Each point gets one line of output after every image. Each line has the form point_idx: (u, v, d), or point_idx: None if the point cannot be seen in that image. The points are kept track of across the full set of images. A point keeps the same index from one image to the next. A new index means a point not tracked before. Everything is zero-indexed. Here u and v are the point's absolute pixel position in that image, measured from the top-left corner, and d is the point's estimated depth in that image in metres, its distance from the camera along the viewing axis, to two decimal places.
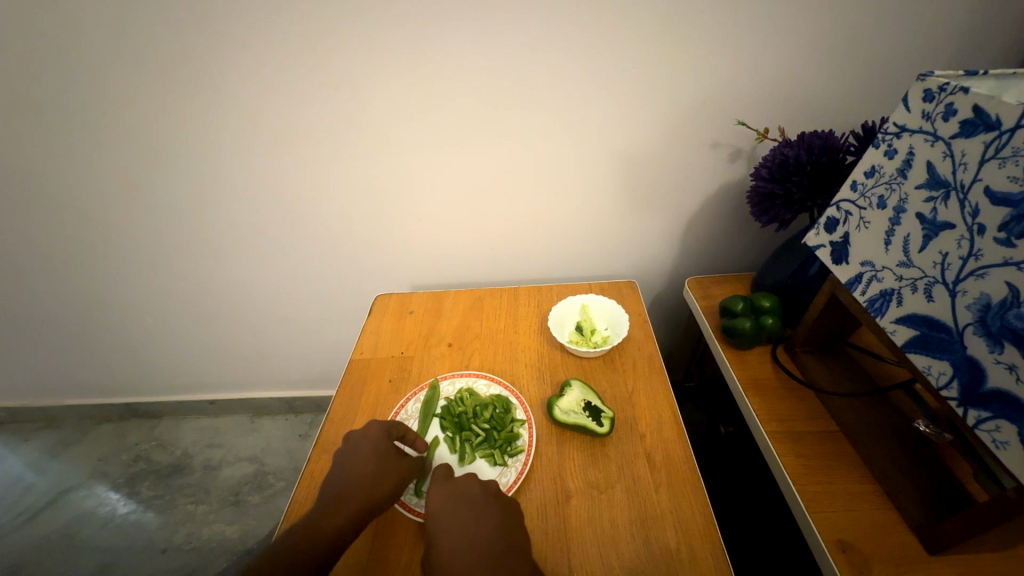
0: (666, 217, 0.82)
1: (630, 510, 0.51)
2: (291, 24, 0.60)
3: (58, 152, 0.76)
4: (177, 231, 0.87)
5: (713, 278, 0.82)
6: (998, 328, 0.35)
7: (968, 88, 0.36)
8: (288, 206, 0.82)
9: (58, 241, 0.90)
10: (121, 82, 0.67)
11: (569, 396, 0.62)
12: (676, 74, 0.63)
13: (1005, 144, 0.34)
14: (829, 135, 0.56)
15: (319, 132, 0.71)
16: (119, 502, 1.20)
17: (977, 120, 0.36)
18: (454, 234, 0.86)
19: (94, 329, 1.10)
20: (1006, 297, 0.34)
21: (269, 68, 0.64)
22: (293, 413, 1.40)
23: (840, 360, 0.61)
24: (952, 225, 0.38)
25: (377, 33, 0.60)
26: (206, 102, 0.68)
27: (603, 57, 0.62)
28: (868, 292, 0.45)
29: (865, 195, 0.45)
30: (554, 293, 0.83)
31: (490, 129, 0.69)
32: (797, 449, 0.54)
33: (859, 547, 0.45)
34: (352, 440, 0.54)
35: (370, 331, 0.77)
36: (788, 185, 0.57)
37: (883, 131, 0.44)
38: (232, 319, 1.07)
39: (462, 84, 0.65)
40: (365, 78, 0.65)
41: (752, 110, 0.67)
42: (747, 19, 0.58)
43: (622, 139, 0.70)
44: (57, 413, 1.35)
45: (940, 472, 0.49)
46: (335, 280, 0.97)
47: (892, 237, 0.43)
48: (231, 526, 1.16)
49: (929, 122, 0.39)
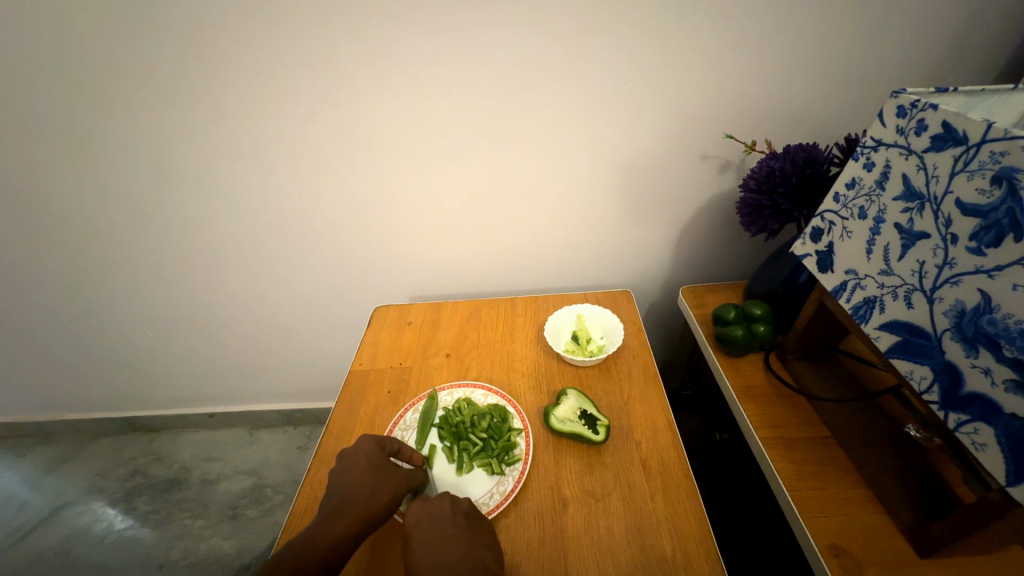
0: (659, 227, 0.83)
1: (626, 516, 0.52)
2: (293, 45, 0.62)
3: (63, 170, 0.78)
4: (179, 245, 0.89)
5: (707, 287, 0.84)
6: (973, 334, 0.36)
7: (937, 105, 0.38)
8: (289, 219, 0.84)
9: (60, 256, 0.91)
10: (126, 102, 0.69)
11: (565, 405, 0.63)
12: (665, 90, 0.66)
13: (973, 158, 0.35)
14: (813, 147, 0.58)
15: (320, 148, 0.73)
16: (116, 518, 1.20)
17: (947, 135, 0.37)
18: (451, 246, 0.87)
19: (93, 343, 1.10)
20: (979, 303, 0.35)
21: (270, 86, 0.66)
22: (292, 426, 1.40)
23: (831, 366, 0.62)
24: (928, 235, 0.39)
25: (375, 52, 0.63)
26: (210, 121, 0.70)
27: (593, 75, 0.64)
28: (852, 300, 0.46)
29: (847, 206, 0.47)
30: (550, 303, 0.85)
31: (486, 144, 0.72)
32: (790, 455, 0.55)
33: (851, 551, 0.46)
34: (347, 456, 0.55)
35: (368, 343, 0.78)
36: (775, 197, 0.59)
37: (861, 145, 0.46)
38: (232, 331, 1.08)
39: (459, 102, 0.67)
40: (366, 96, 0.67)
41: (739, 124, 0.69)
42: (732, 39, 0.61)
43: (614, 152, 0.72)
44: (54, 428, 1.35)
45: (930, 476, 0.49)
46: (334, 292, 0.98)
47: (873, 246, 0.44)
48: (229, 540, 1.15)
49: (903, 136, 0.41)
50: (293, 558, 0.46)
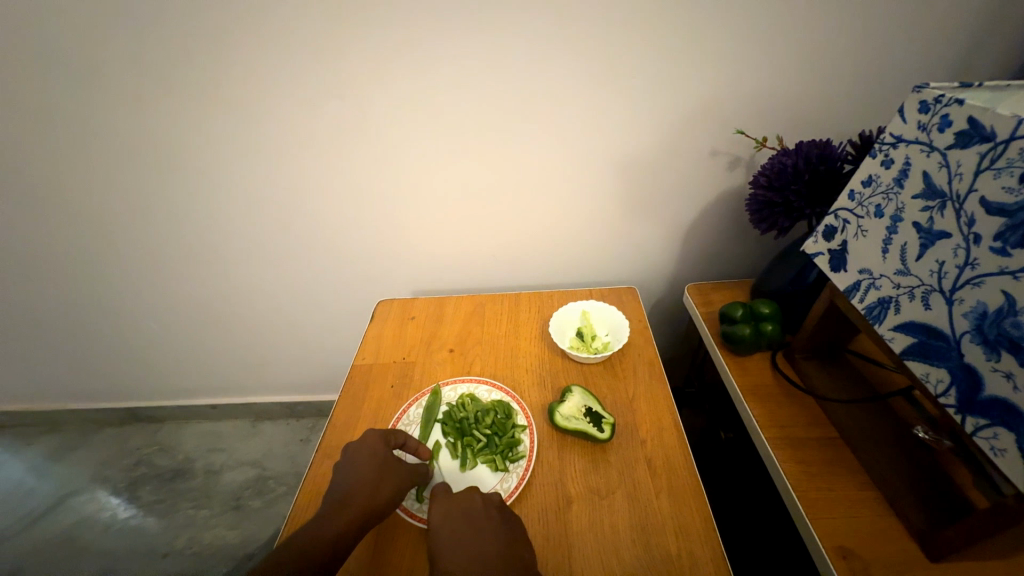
0: (667, 223, 0.82)
1: (631, 515, 0.52)
2: (297, 34, 0.61)
3: (65, 159, 0.77)
4: (181, 236, 0.88)
5: (713, 284, 0.83)
6: (995, 336, 0.35)
7: (962, 100, 0.37)
8: (292, 211, 0.83)
9: (62, 246, 0.91)
10: (128, 90, 0.68)
11: (570, 402, 0.63)
12: (676, 83, 0.64)
13: (1000, 156, 0.34)
14: (827, 143, 0.56)
15: (324, 139, 0.72)
16: (121, 507, 1.20)
17: (972, 131, 0.36)
18: (456, 241, 0.86)
19: (96, 333, 1.10)
20: (1002, 305, 0.34)
21: (273, 76, 0.65)
22: (294, 418, 1.40)
23: (840, 366, 0.61)
24: (949, 234, 0.38)
25: (381, 41, 0.61)
26: (213, 111, 0.69)
27: (604, 68, 0.63)
28: (866, 300, 0.45)
29: (863, 204, 0.46)
30: (556, 299, 0.84)
31: (493, 137, 0.70)
32: (797, 455, 0.54)
33: (860, 554, 0.45)
34: (351, 450, 0.54)
35: (372, 337, 0.78)
36: (787, 194, 0.58)
37: (880, 141, 0.44)
38: (235, 323, 1.07)
39: (466, 93, 0.66)
40: (370, 87, 0.65)
41: (751, 119, 0.68)
42: (746, 31, 0.59)
43: (623, 146, 0.71)
44: (58, 417, 1.35)
45: (941, 479, 0.49)
46: (337, 285, 0.97)
47: (889, 246, 0.43)
48: (232, 531, 1.15)
49: (925, 132, 0.40)
50: (296, 552, 0.45)
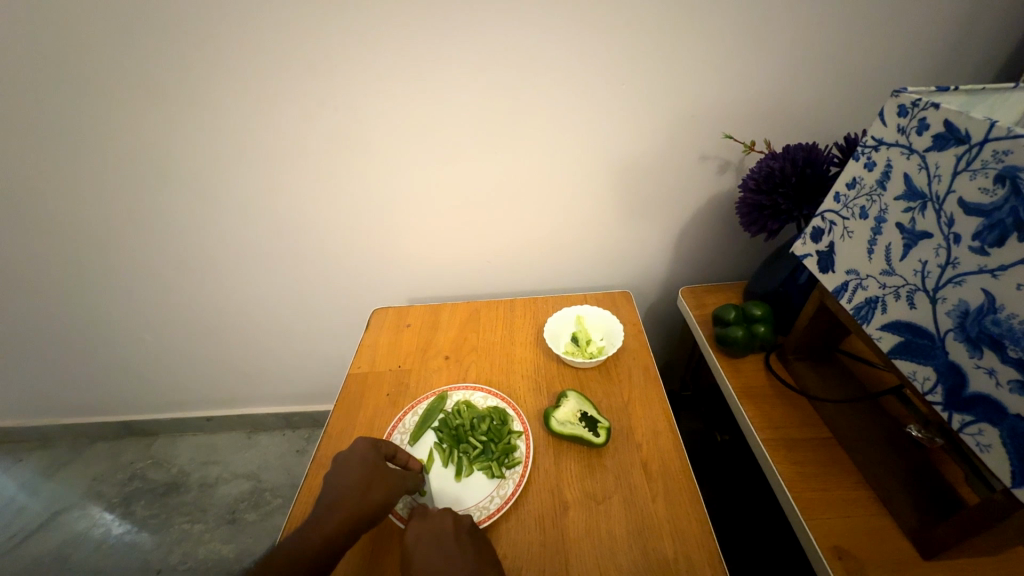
0: (659, 227, 0.83)
1: (627, 519, 0.52)
2: (290, 47, 0.62)
3: (59, 173, 0.77)
4: (176, 247, 0.88)
5: (707, 287, 0.83)
6: (977, 334, 0.36)
7: (938, 104, 0.38)
8: (286, 221, 0.83)
9: (54, 259, 0.90)
10: (121, 104, 0.68)
11: (565, 407, 0.63)
12: (665, 89, 0.65)
13: (975, 157, 0.35)
14: (813, 147, 0.58)
15: (318, 150, 0.72)
16: (115, 523, 1.19)
17: (949, 134, 0.37)
18: (451, 247, 0.87)
19: (88, 346, 1.09)
20: (983, 303, 0.35)
21: (264, 88, 0.66)
22: (291, 429, 1.39)
23: (832, 366, 0.62)
24: (930, 234, 0.39)
25: (374, 54, 0.62)
26: (207, 123, 0.70)
27: (591, 76, 0.64)
28: (853, 300, 0.46)
29: (848, 206, 0.47)
30: (550, 305, 0.84)
31: (485, 146, 0.71)
32: (792, 456, 0.55)
33: (855, 554, 0.46)
34: (341, 458, 0.54)
35: (367, 345, 0.78)
36: (775, 197, 0.59)
37: (862, 144, 0.45)
38: (230, 334, 1.07)
39: (460, 103, 0.67)
40: (362, 98, 0.66)
41: (740, 124, 0.69)
42: (729, 41, 0.61)
43: (613, 152, 0.72)
44: (50, 432, 1.34)
45: (932, 476, 0.49)
46: (332, 293, 0.97)
47: (874, 246, 0.44)
48: (228, 545, 1.14)
49: (904, 135, 0.41)
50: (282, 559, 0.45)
